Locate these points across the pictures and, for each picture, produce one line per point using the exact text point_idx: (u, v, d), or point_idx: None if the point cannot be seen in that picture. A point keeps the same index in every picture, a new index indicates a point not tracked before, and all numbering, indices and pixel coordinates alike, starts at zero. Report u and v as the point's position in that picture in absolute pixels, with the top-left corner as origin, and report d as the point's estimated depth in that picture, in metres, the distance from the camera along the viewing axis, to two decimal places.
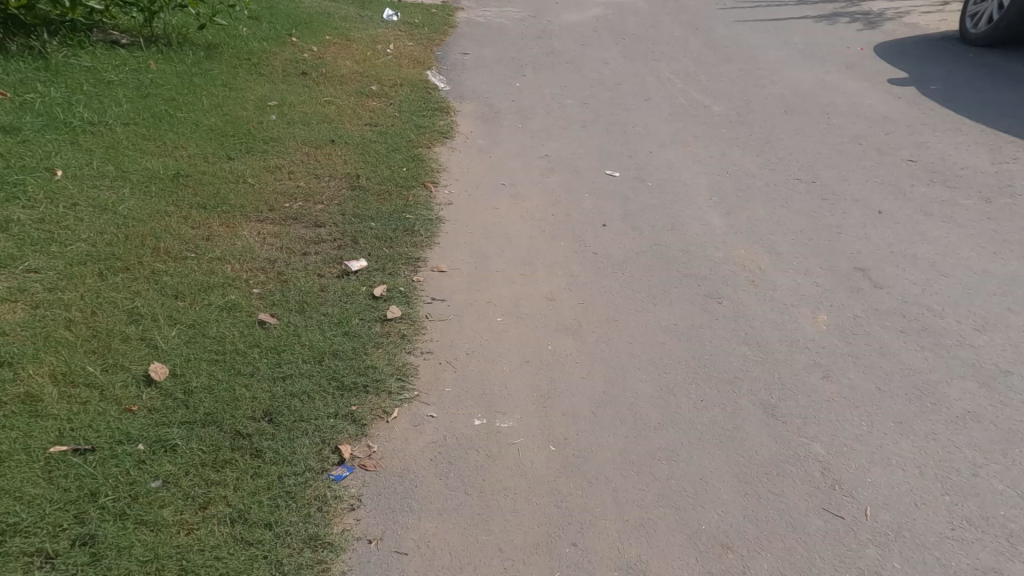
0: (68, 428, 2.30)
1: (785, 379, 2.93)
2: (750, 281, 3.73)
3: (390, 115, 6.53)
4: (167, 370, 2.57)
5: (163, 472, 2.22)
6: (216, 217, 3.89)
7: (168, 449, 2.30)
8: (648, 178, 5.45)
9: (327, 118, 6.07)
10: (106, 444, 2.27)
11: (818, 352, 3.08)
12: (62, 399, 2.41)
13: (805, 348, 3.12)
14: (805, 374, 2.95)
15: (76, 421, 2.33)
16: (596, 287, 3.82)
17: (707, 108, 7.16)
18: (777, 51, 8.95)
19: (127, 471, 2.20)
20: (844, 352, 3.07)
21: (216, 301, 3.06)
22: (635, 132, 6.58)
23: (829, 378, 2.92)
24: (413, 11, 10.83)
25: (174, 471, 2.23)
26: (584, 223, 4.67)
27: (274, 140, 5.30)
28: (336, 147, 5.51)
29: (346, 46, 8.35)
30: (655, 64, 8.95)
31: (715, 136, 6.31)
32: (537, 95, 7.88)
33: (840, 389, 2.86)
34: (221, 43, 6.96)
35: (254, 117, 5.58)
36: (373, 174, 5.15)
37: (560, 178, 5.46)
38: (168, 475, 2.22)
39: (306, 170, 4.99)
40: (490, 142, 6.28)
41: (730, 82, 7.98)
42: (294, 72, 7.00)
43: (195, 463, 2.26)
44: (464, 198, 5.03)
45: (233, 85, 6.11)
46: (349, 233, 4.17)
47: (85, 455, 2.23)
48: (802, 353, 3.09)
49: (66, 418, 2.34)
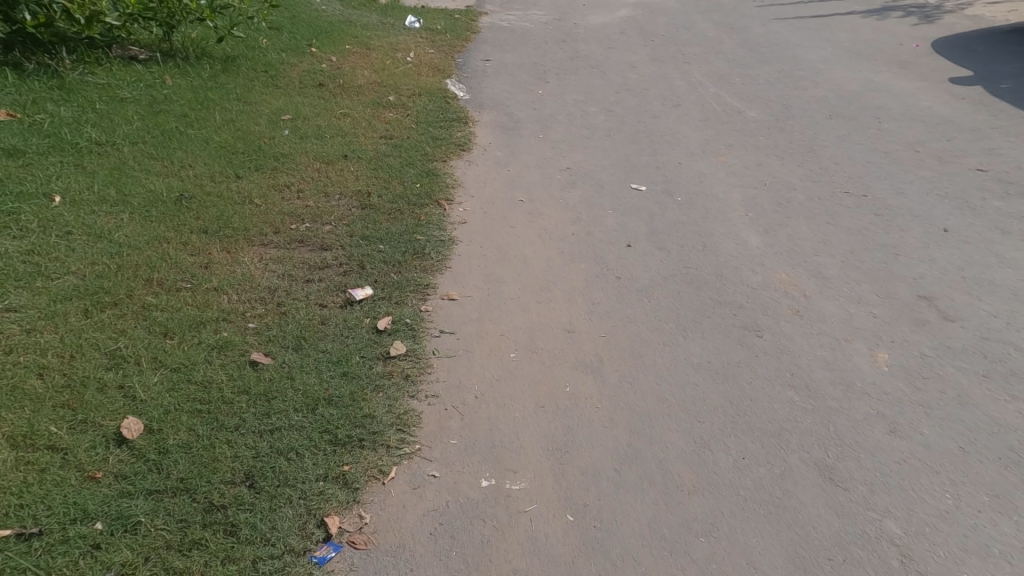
0: (17, 505, 2.10)
1: (843, 433, 2.53)
2: (793, 311, 3.33)
3: (406, 127, 6.34)
4: (141, 426, 2.41)
5: (118, 561, 2.02)
6: (216, 242, 3.72)
7: (129, 528, 2.11)
8: (678, 192, 5.09)
9: (341, 131, 5.91)
10: (57, 526, 2.07)
11: (880, 399, 2.67)
12: (17, 468, 2.21)
13: (863, 394, 2.70)
14: (866, 426, 2.55)
15: (29, 496, 2.13)
16: (618, 316, 3.50)
17: (742, 114, 6.75)
18: (820, 51, 8.45)
19: (77, 559, 2.00)
20: (912, 401, 2.65)
21: (207, 339, 2.92)
22: (663, 142, 6.23)
23: (896, 434, 2.51)
24: (435, 17, 10.68)
25: (132, 557, 2.03)
26: (606, 243, 4.37)
27: (285, 156, 5.15)
28: (348, 162, 5.33)
29: (366, 55, 8.23)
30: (685, 66, 8.55)
31: (751, 145, 5.91)
32: (560, 102, 7.59)
33: (912, 449, 2.45)
34: (238, 55, 6.89)
35: (267, 132, 5.44)
36: (385, 191, 4.95)
37: (582, 193, 5.15)
38: (123, 564, 2.01)
39: (315, 186, 4.81)
40: (510, 154, 6.02)
41: (767, 85, 7.53)
42: (311, 83, 6.88)
43: (159, 546, 2.07)
44: (478, 214, 4.79)
45: (248, 98, 6.01)
46: (354, 257, 3.98)
47: (31, 541, 2.03)
48: (860, 400, 2.67)
49: (17, 492, 2.14)
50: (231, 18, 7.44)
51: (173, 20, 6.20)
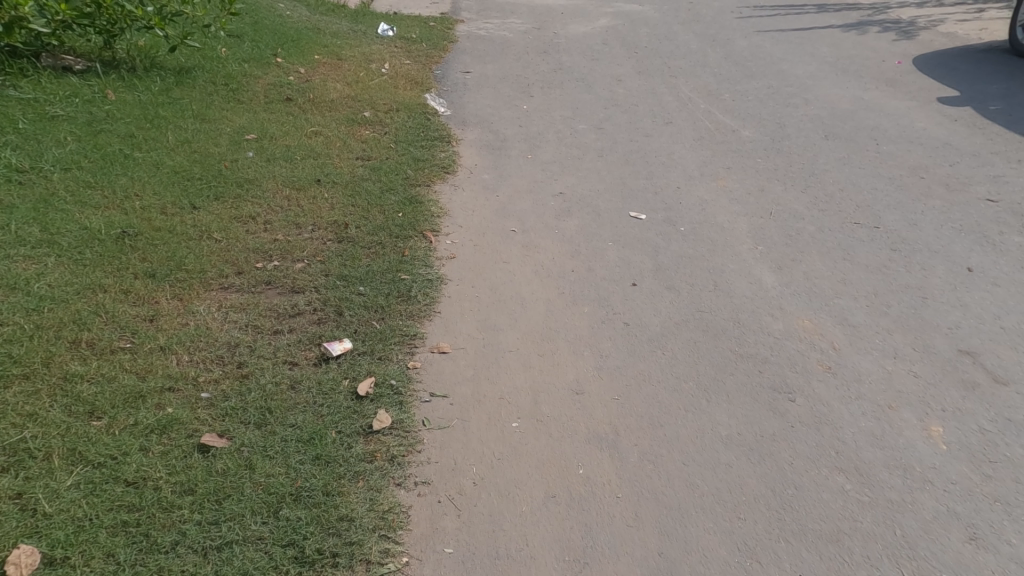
0: None
1: (916, 542, 2.25)
2: (824, 367, 3.05)
3: (384, 146, 5.94)
4: (36, 558, 1.91)
5: None
6: (165, 289, 3.19)
7: None
8: (679, 222, 4.77)
9: (312, 152, 5.50)
10: None
11: (946, 492, 2.41)
12: None
13: (927, 484, 2.45)
14: (941, 533, 2.27)
15: None
16: (631, 373, 3.13)
17: (736, 133, 6.52)
18: (806, 66, 8.33)
19: None
20: (988, 496, 2.39)
21: (146, 418, 2.40)
22: (657, 163, 5.94)
23: (977, 543, 2.24)
24: (410, 24, 10.26)
25: None
26: (608, 282, 4.03)
27: (250, 182, 4.67)
28: (322, 188, 4.91)
29: (337, 66, 7.76)
30: (673, 80, 8.30)
31: (749, 168, 5.65)
32: (546, 118, 7.25)
33: (1003, 567, 2.17)
34: (194, 66, 6.35)
35: (229, 154, 4.96)
36: (362, 221, 4.54)
37: (578, 223, 4.80)
38: None
39: (287, 217, 4.37)
40: (498, 176, 5.64)
41: (758, 102, 7.34)
42: (278, 98, 6.39)
43: None
44: (467, 248, 4.42)
45: (206, 115, 5.48)
46: (332, 302, 3.51)
47: None
48: (924, 492, 2.42)
49: None
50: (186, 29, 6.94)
51: (114, 27, 5.65)
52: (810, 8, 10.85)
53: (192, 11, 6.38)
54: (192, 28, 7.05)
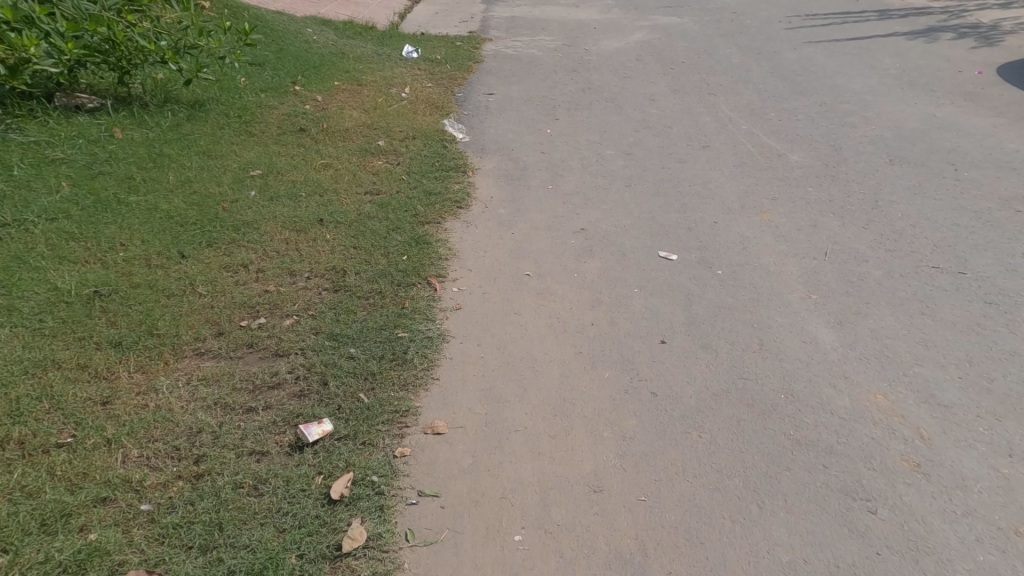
0: None
1: None
2: (911, 465, 2.45)
3: (396, 179, 5.62)
4: None
5: None
6: (122, 363, 2.93)
7: None
8: (716, 265, 4.27)
9: (319, 187, 5.20)
10: None
11: None
12: None
13: None
14: None
15: None
16: (661, 463, 2.55)
17: (783, 158, 5.94)
18: (864, 79, 7.64)
19: None
20: None
21: (61, 551, 2.12)
22: (693, 195, 5.42)
23: None
24: (436, 45, 10.04)
25: None
26: (634, 339, 3.51)
27: (248, 224, 4.38)
28: (323, 229, 4.59)
29: (356, 92, 7.56)
30: (712, 98, 7.75)
31: (799, 200, 5.09)
32: (572, 143, 6.80)
33: None
34: (209, 99, 6.20)
35: (231, 194, 4.69)
36: (360, 266, 4.18)
37: (601, 265, 4.39)
38: None
39: (281, 262, 4.07)
40: (515, 212, 5.22)
41: (808, 121, 6.72)
42: (291, 129, 6.17)
43: None
44: (476, 297, 4.02)
45: (213, 151, 5.26)
46: (317, 369, 3.11)
47: None
48: None
49: None
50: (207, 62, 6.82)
51: (128, 64, 5.50)
52: (869, 14, 10.11)
53: (209, 43, 6.22)
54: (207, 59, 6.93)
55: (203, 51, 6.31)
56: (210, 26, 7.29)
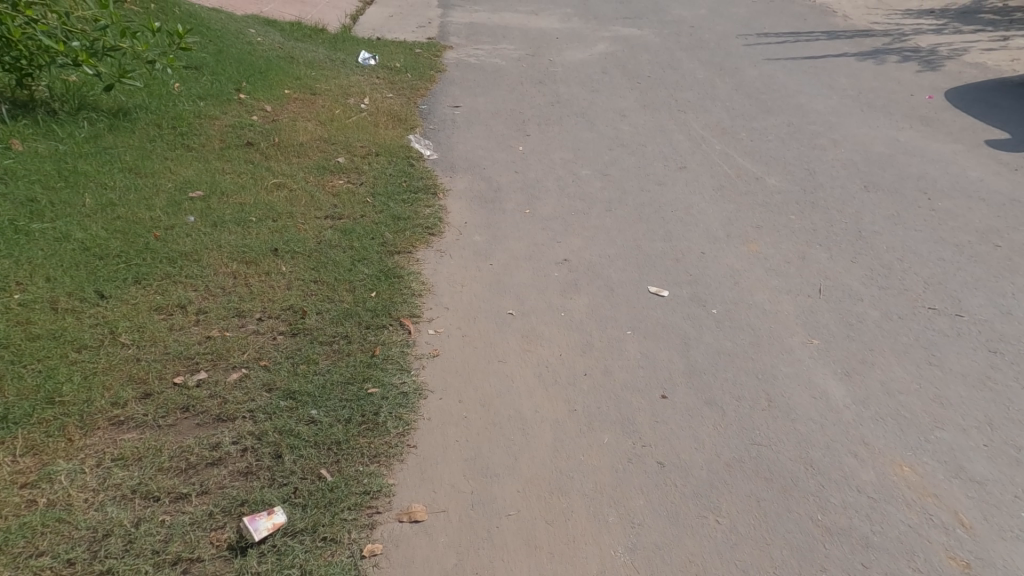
0: None
1: None
2: (960, 565, 2.36)
3: (359, 201, 5.27)
4: None
5: None
6: (2, 446, 2.38)
7: None
8: (711, 304, 4.02)
9: (272, 212, 4.81)
10: None
11: None
12: None
13: None
14: None
15: None
16: (675, 560, 2.35)
17: (761, 182, 5.82)
18: (826, 100, 7.70)
19: None
20: None
21: None
22: (676, 221, 5.19)
23: None
24: (394, 51, 9.61)
25: None
26: (632, 392, 3.23)
27: (185, 256, 3.83)
28: (278, 260, 4.10)
29: (310, 102, 7.12)
30: (682, 115, 7.62)
31: (784, 228, 4.94)
32: (545, 161, 6.48)
33: None
34: (134, 106, 5.78)
35: (165, 220, 4.20)
36: (322, 305, 3.68)
37: (588, 302, 4.11)
38: None
39: (229, 301, 3.51)
40: (491, 239, 4.91)
41: (779, 142, 6.67)
42: (236, 142, 5.82)
43: None
44: (455, 341, 3.61)
45: (140, 168, 4.86)
46: (270, 439, 2.59)
47: None
48: None
49: None
50: (138, 67, 6.38)
51: (27, 64, 5.10)
52: (819, 34, 10.34)
53: (134, 45, 5.77)
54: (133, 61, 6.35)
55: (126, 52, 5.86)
56: (135, 25, 6.66)
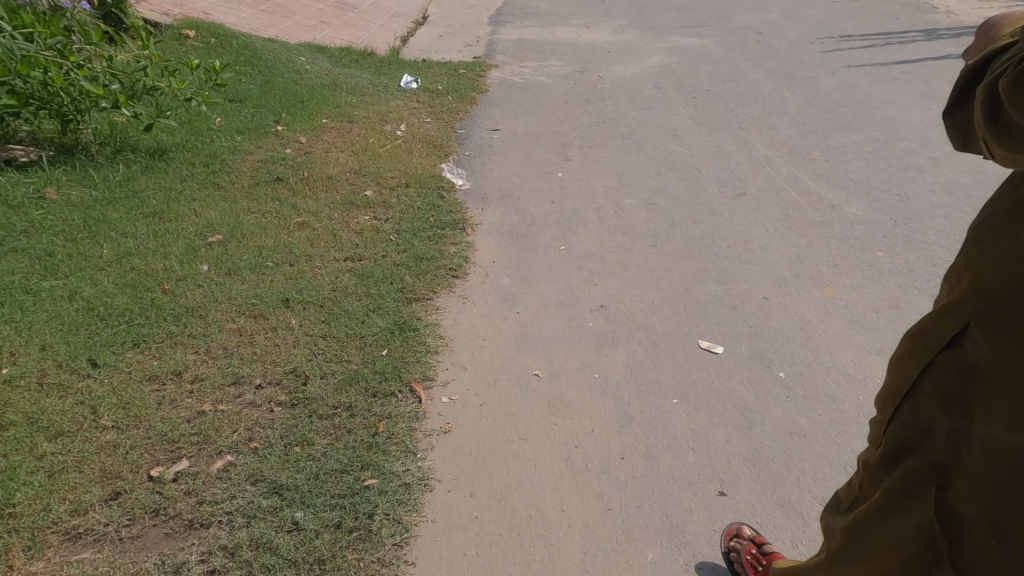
0: None
1: None
2: None
3: (383, 240, 4.96)
4: None
5: None
6: None
7: None
8: (776, 366, 3.40)
9: (290, 254, 4.58)
10: None
11: None
12: None
13: None
14: None
15: None
16: None
17: (838, 211, 5.20)
18: (921, 111, 6.89)
19: None
20: None
21: None
22: (733, 258, 4.72)
23: None
24: (438, 73, 9.40)
25: None
26: (681, 487, 2.71)
27: (191, 310, 3.66)
28: (287, 313, 3.85)
29: (346, 131, 6.96)
30: (742, 132, 6.93)
31: (867, 269, 4.40)
32: (586, 189, 5.99)
33: None
34: (173, 146, 5.73)
35: (179, 270, 4.02)
36: (328, 366, 3.44)
37: (625, 360, 3.61)
38: None
39: (229, 362, 3.33)
40: (520, 282, 4.56)
41: (860, 163, 5.92)
42: (266, 178, 5.67)
43: None
44: (471, 412, 3.23)
45: (165, 212, 4.73)
46: (242, 556, 2.41)
47: None
48: None
49: None
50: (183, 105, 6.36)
51: (72, 111, 5.01)
52: (914, 34, 9.40)
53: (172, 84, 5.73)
54: (172, 100, 6.33)
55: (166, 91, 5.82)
56: (174, 64, 6.64)
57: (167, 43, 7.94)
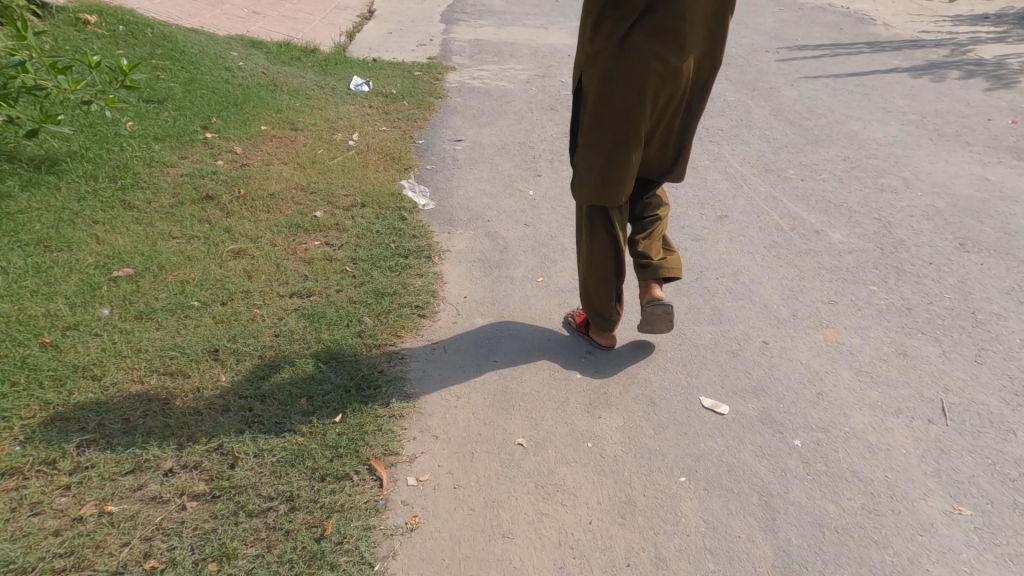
0: None
1: None
2: None
3: (337, 271, 4.32)
4: None
5: None
6: None
7: None
8: (790, 434, 3.19)
9: (222, 290, 3.86)
10: None
11: None
12: None
13: None
14: None
15: None
16: None
17: (822, 237, 4.93)
18: (883, 126, 6.74)
19: None
20: None
21: None
22: (723, 293, 4.37)
23: None
24: (391, 74, 8.72)
25: None
26: None
27: (79, 370, 2.96)
28: (215, 368, 3.17)
29: (291, 140, 6.23)
30: (716, 147, 6.50)
31: (865, 306, 4.10)
32: (560, 210, 5.51)
33: None
34: (65, 155, 4.91)
35: (68, 316, 3.27)
36: (266, 440, 2.82)
37: (623, 425, 3.28)
38: None
39: (128, 440, 2.68)
40: (496, 323, 4.02)
41: (836, 183, 5.67)
42: (193, 197, 4.89)
43: None
44: (443, 500, 2.72)
45: (48, 238, 3.92)
46: None
47: None
48: None
49: None
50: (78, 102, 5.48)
51: None
52: (862, 45, 9.41)
53: (63, 82, 4.92)
54: (64, 99, 5.46)
55: (56, 91, 5.01)
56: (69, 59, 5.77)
57: (60, 28, 6.89)
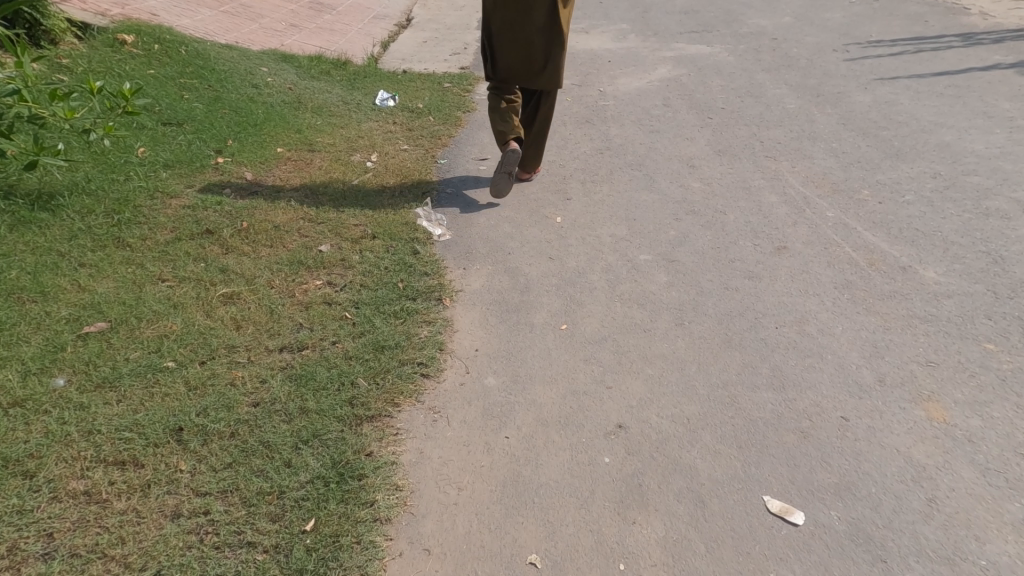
0: None
1: None
2: None
3: (335, 317, 3.78)
4: None
5: None
6: None
7: None
8: (900, 565, 2.48)
9: (201, 346, 3.38)
10: None
11: None
12: None
13: None
14: None
15: None
16: None
17: (911, 274, 4.06)
18: (986, 135, 5.71)
19: None
20: None
21: None
22: (787, 348, 3.57)
23: None
24: (420, 87, 8.28)
25: None
26: None
27: (10, 466, 2.56)
28: (174, 455, 2.72)
29: (306, 163, 5.82)
30: (776, 163, 5.65)
31: (979, 371, 3.32)
32: (591, 239, 4.79)
33: None
34: (63, 188, 4.62)
35: (17, 391, 2.90)
36: (217, 561, 2.35)
37: (661, 537, 2.59)
38: None
39: (43, 569, 2.26)
40: (511, 385, 3.38)
41: (925, 206, 4.75)
42: (192, 232, 4.49)
43: None
44: None
45: (25, 291, 3.57)
46: None
47: None
48: None
49: None
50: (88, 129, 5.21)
51: None
52: (952, 39, 8.26)
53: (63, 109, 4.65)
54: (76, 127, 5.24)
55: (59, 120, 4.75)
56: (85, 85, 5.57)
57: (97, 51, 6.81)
